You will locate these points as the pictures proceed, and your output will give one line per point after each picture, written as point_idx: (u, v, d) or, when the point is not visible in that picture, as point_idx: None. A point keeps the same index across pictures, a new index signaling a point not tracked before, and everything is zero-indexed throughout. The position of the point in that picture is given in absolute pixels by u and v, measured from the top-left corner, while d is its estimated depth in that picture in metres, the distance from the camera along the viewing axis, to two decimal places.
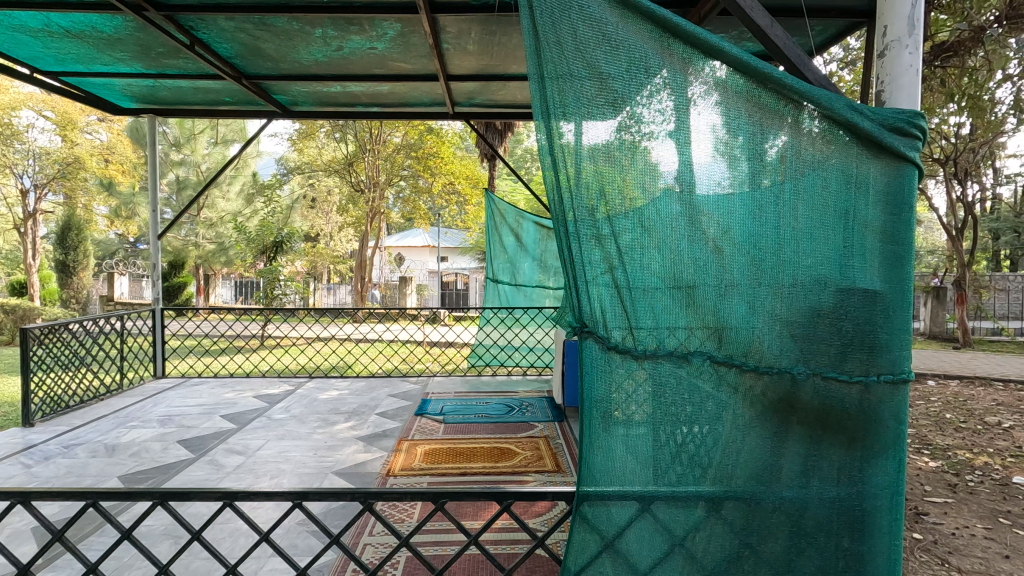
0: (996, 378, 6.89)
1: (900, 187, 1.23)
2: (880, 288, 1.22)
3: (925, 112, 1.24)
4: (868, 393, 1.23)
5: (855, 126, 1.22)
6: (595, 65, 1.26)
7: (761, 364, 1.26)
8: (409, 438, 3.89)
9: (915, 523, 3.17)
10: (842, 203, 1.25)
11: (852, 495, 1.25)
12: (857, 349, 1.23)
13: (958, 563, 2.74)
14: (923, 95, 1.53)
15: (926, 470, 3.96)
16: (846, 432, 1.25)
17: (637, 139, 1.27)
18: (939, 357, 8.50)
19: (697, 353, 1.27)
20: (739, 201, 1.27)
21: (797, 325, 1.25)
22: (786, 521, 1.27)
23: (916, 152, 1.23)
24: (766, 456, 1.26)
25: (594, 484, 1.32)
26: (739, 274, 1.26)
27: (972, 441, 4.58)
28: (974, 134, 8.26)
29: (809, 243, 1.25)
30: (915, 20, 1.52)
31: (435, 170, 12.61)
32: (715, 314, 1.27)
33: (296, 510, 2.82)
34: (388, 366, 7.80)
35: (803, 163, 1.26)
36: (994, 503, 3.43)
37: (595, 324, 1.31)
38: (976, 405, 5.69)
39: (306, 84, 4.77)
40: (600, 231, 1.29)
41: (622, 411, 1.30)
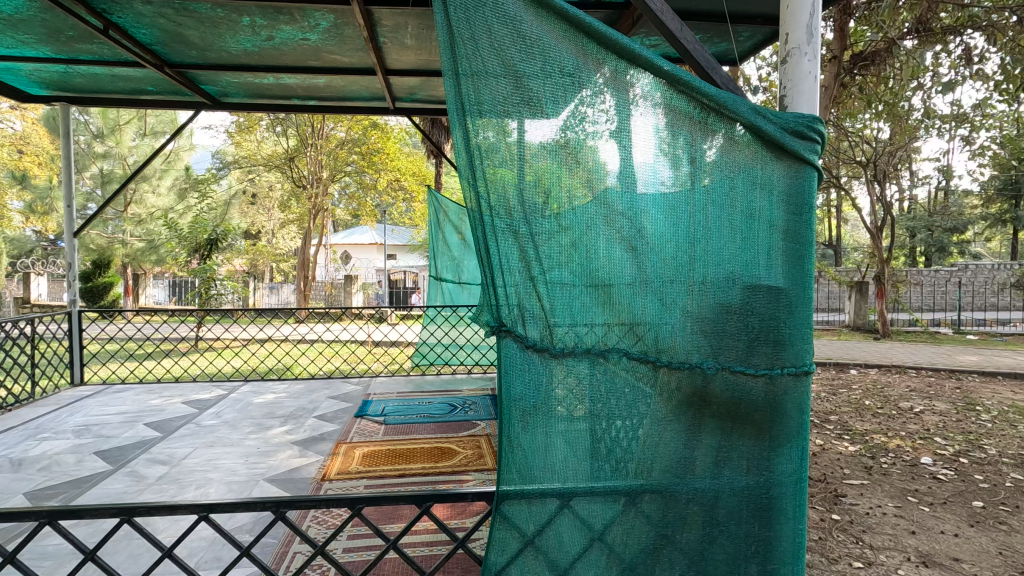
0: (910, 366, 7.42)
1: (800, 188, 1.30)
2: (783, 285, 1.29)
3: (821, 118, 1.32)
4: (773, 385, 1.29)
5: (760, 129, 1.28)
6: (510, 64, 1.25)
7: (675, 360, 1.29)
8: (347, 441, 3.80)
9: (835, 505, 3.36)
10: (748, 204, 1.30)
11: (759, 484, 1.31)
12: (761, 343, 1.29)
13: (870, 541, 2.93)
14: (822, 99, 1.61)
15: (845, 454, 4.21)
16: (754, 423, 1.30)
17: (569, 136, 1.28)
18: (862, 348, 9.04)
19: (614, 350, 1.30)
20: (654, 201, 1.30)
21: (707, 320, 1.30)
22: (699, 510, 1.31)
23: (815, 155, 1.31)
24: (681, 449, 1.30)
25: (515, 484, 1.29)
26: (653, 272, 1.30)
27: (887, 425, 4.91)
28: (893, 138, 8.84)
29: (718, 243, 1.30)
30: (812, 30, 1.61)
31: (380, 166, 12.47)
32: (630, 311, 1.30)
33: (204, 525, 2.67)
34: (330, 367, 7.60)
35: (713, 164, 1.31)
36: (904, 483, 3.69)
37: (514, 322, 1.28)
38: (892, 391, 6.11)
39: (237, 75, 4.56)
40: (517, 227, 1.27)
41: (541, 410, 1.29)
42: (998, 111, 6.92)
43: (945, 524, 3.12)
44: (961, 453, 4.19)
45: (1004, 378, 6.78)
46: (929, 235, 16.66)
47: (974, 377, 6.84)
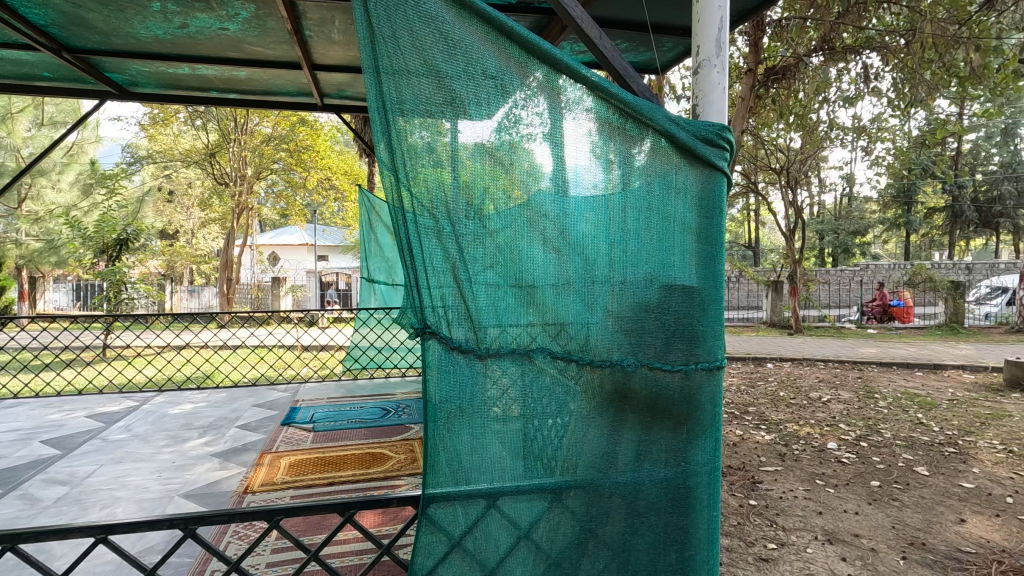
0: (819, 358, 8.01)
1: (710, 192, 1.40)
2: (696, 284, 1.38)
3: (728, 127, 1.43)
4: (689, 379, 1.37)
5: (673, 136, 1.36)
6: (433, 63, 1.24)
7: (597, 358, 1.34)
8: (273, 450, 3.64)
9: (753, 491, 3.58)
10: (664, 206, 1.38)
11: (677, 475, 1.38)
12: (677, 340, 1.37)
13: (783, 523, 3.14)
14: (730, 110, 1.72)
15: (762, 443, 4.49)
16: (672, 417, 1.38)
17: (494, 138, 1.29)
18: (778, 343, 9.67)
19: (539, 350, 1.32)
20: (576, 202, 1.34)
21: (627, 319, 1.36)
22: (622, 504, 1.36)
23: (723, 162, 1.41)
24: (605, 445, 1.35)
25: (441, 486, 1.27)
26: (576, 273, 1.33)
27: (798, 414, 5.28)
28: (803, 147, 9.53)
29: (637, 245, 1.37)
30: (721, 44, 1.71)
31: (309, 164, 12.07)
32: (555, 311, 1.33)
33: (103, 551, 2.46)
34: (255, 373, 7.25)
35: (632, 171, 1.38)
36: (813, 467, 3.98)
37: (439, 324, 1.27)
38: (803, 382, 6.59)
39: (148, 63, 4.26)
40: (441, 227, 1.26)
41: (467, 412, 1.28)
42: (892, 126, 7.61)
43: (847, 503, 3.40)
44: (862, 438, 4.57)
45: (898, 368, 7.46)
46: (836, 237, 18.08)
47: (874, 367, 7.48)
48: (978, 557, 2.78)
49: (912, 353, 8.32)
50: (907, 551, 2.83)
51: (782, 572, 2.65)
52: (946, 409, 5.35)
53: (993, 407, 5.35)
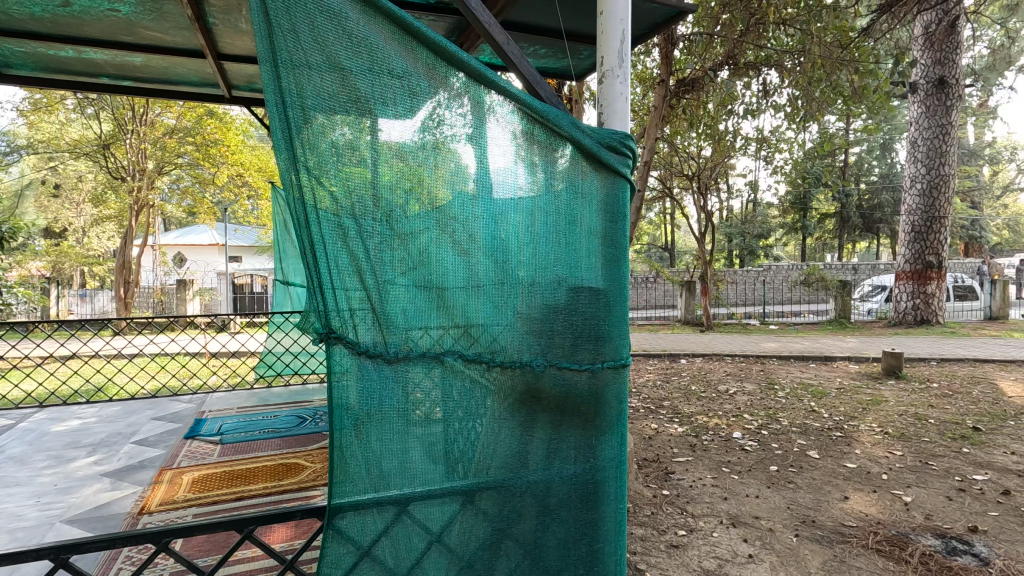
0: (727, 353, 8.54)
1: (615, 197, 1.49)
2: (601, 286, 1.46)
3: (630, 136, 1.52)
4: (595, 377, 1.44)
5: (580, 142, 1.43)
6: (335, 60, 1.20)
7: (507, 360, 1.37)
8: (174, 466, 3.39)
9: (666, 481, 3.75)
10: (572, 211, 1.45)
11: (586, 471, 1.43)
12: (584, 341, 1.44)
13: (692, 510, 3.33)
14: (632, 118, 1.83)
15: (675, 435, 4.72)
16: (581, 415, 1.43)
17: (403, 139, 1.28)
18: (691, 339, 10.23)
19: (449, 352, 1.32)
20: (485, 204, 1.36)
21: (537, 319, 1.40)
22: (533, 501, 1.39)
23: (626, 168, 1.50)
24: (517, 444, 1.38)
25: (347, 496, 1.23)
26: (486, 275, 1.35)
27: (707, 406, 5.61)
28: (713, 156, 10.13)
29: (546, 248, 1.41)
30: (623, 55, 1.81)
31: (218, 159, 11.34)
32: (464, 314, 1.34)
33: None
34: (156, 384, 6.70)
35: (542, 176, 1.43)
36: (720, 456, 4.23)
37: (345, 327, 1.23)
38: (713, 376, 7.01)
39: (22, 43, 3.82)
40: (347, 229, 1.23)
41: (374, 418, 1.25)
42: (789, 137, 8.25)
43: (749, 488, 3.66)
44: (763, 426, 4.93)
45: (795, 360, 8.11)
46: (742, 240, 19.36)
47: (774, 361, 8.08)
48: (859, 530, 3.08)
49: (807, 346, 9.07)
50: (800, 529, 3.09)
51: (691, 557, 2.80)
52: (834, 397, 5.89)
53: (872, 394, 5.95)
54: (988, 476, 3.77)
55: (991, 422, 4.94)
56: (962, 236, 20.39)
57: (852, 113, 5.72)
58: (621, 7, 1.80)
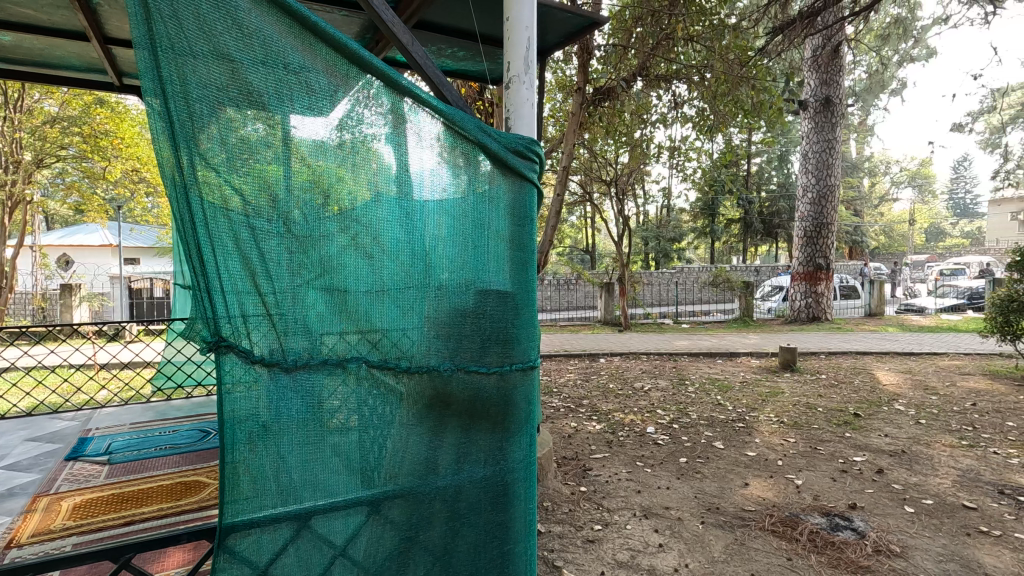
0: (642, 352, 8.92)
1: (521, 201, 1.54)
2: (509, 289, 1.50)
3: (536, 141, 1.57)
4: (503, 380, 1.47)
5: (486, 147, 1.47)
6: (223, 49, 1.13)
7: (414, 364, 1.35)
8: (50, 492, 3.04)
9: (584, 478, 3.86)
10: (478, 215, 1.48)
11: (495, 473, 1.45)
12: (493, 344, 1.46)
13: (607, 504, 3.44)
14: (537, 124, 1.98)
15: (593, 432, 4.87)
16: (490, 418, 1.45)
17: (303, 136, 1.23)
18: (611, 339, 10.59)
19: (353, 358, 1.28)
20: (390, 206, 1.34)
21: (444, 323, 1.40)
22: (443, 506, 1.38)
23: (533, 172, 1.56)
24: (425, 451, 1.36)
25: (241, 513, 1.15)
26: (391, 278, 1.34)
27: (624, 403, 5.84)
28: (629, 163, 10.59)
29: (453, 250, 1.43)
30: (529, 61, 1.93)
31: (110, 152, 10.38)
32: (369, 318, 1.31)
33: None
34: (32, 401, 5.99)
35: (449, 180, 1.44)
36: (635, 451, 4.41)
37: (238, 335, 1.15)
38: (629, 374, 7.30)
39: None
40: (240, 229, 1.15)
41: (270, 430, 1.18)
42: (697, 147, 8.78)
43: (660, 480, 3.83)
44: (674, 420, 5.20)
45: (703, 357, 8.62)
46: (657, 244, 20.32)
47: (685, 358, 8.54)
48: (757, 513, 3.32)
49: (715, 343, 9.66)
50: (705, 516, 3.28)
51: (606, 550, 2.89)
52: (738, 391, 6.31)
53: (770, 387, 6.43)
54: (865, 457, 4.19)
55: (868, 408, 5.51)
56: (846, 240, 22.59)
57: (751, 126, 6.17)
58: (525, 16, 1.92)
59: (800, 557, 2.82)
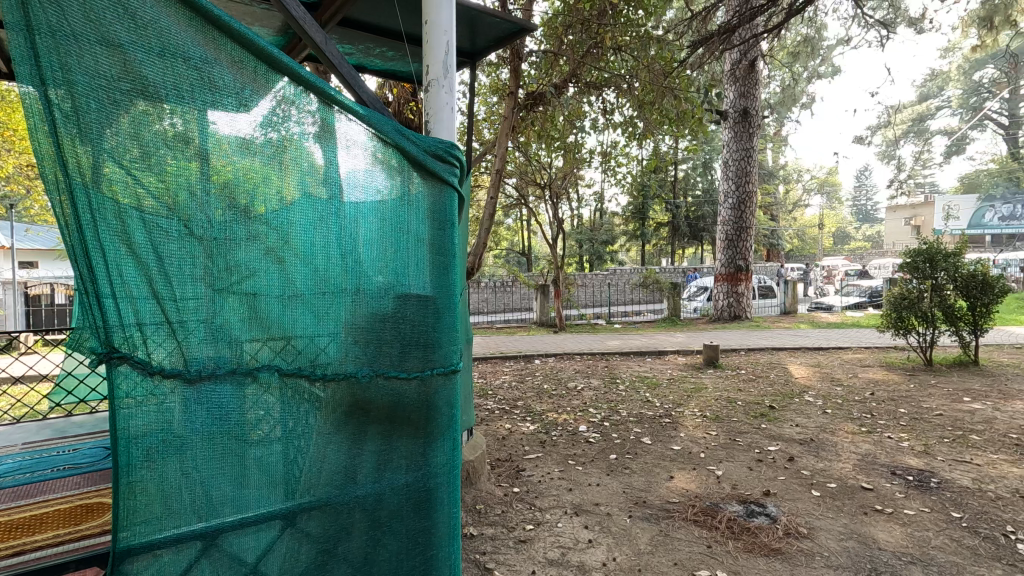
0: (576, 352, 9.09)
1: (441, 205, 1.54)
2: (429, 293, 1.49)
3: (456, 146, 1.58)
4: (424, 384, 1.46)
5: (404, 150, 1.46)
6: (114, 39, 1.06)
7: (330, 372, 1.32)
8: None
9: (517, 479, 3.89)
10: (398, 219, 1.47)
11: (417, 479, 1.44)
12: (414, 348, 1.45)
13: (539, 504, 3.49)
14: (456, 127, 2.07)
15: (527, 433, 4.92)
16: (411, 423, 1.44)
17: (207, 134, 1.17)
18: (545, 340, 10.75)
19: (263, 367, 1.23)
20: (303, 209, 1.30)
21: (362, 329, 1.37)
22: (363, 516, 1.35)
23: (453, 176, 1.57)
24: (344, 460, 1.33)
25: (139, 534, 1.08)
26: (304, 283, 1.30)
27: (558, 403, 5.94)
28: (563, 167, 10.80)
29: (370, 255, 1.41)
30: (448, 67, 2.03)
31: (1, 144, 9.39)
32: (281, 325, 1.26)
33: None
34: None
35: (367, 182, 1.42)
36: (567, 450, 4.50)
37: (132, 346, 1.08)
38: (563, 374, 7.43)
39: None
40: (134, 231, 1.09)
41: (171, 445, 1.11)
42: (627, 153, 9.08)
43: (591, 477, 3.93)
44: (605, 418, 5.35)
45: (634, 356, 8.91)
46: (591, 246, 20.84)
47: (617, 357, 8.81)
48: (680, 504, 3.47)
49: (645, 343, 10.01)
50: (632, 510, 3.39)
51: (537, 549, 2.93)
52: (665, 387, 6.57)
53: (695, 382, 6.75)
54: (779, 446, 4.48)
55: (782, 400, 5.90)
56: (764, 243, 24.10)
57: (676, 134, 6.46)
58: (444, 20, 2.03)
59: (719, 544, 2.97)
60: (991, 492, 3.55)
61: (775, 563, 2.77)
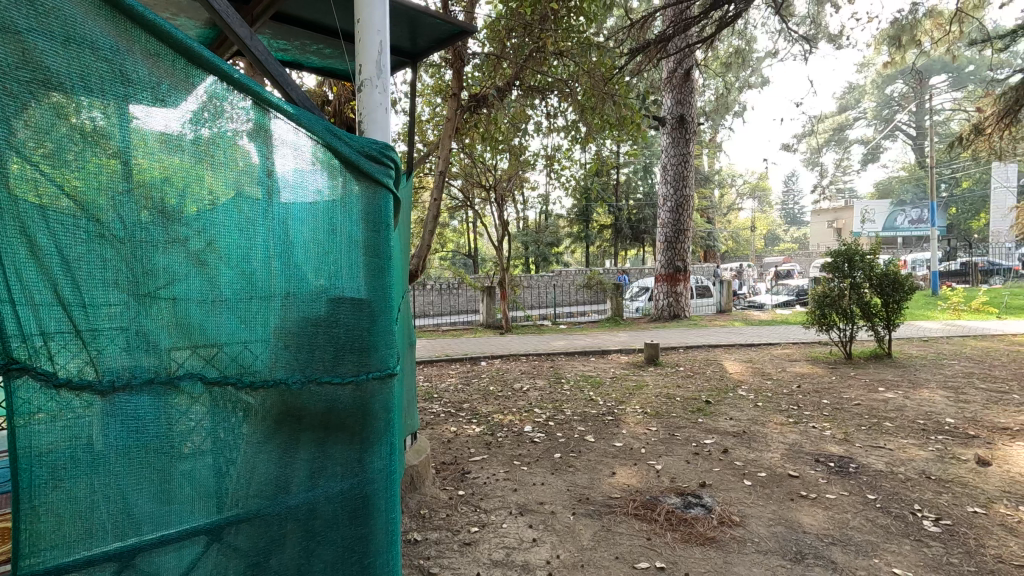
0: (521, 353, 9.14)
1: (377, 207, 1.53)
2: (364, 296, 1.47)
3: (391, 147, 1.57)
4: (360, 389, 1.44)
5: (336, 150, 1.45)
6: (12, 23, 0.97)
7: (259, 379, 1.27)
8: None
9: (462, 481, 3.88)
10: (331, 220, 1.44)
11: (354, 486, 1.42)
12: (349, 353, 1.43)
13: (484, 506, 3.49)
14: (390, 127, 2.06)
15: (472, 436, 4.90)
16: (347, 429, 1.41)
17: (122, 130, 1.11)
18: (491, 342, 10.75)
19: (184, 376, 1.17)
20: (229, 209, 1.24)
21: (292, 334, 1.33)
22: (295, 527, 1.31)
23: (388, 177, 1.56)
24: (275, 469, 1.28)
25: (45, 557, 1.00)
26: (229, 288, 1.24)
27: (503, 405, 5.95)
28: (507, 168, 10.85)
29: (301, 257, 1.37)
30: (381, 66, 2.02)
31: None
32: (203, 332, 1.21)
33: None
34: None
35: (297, 183, 1.38)
36: (512, 450, 4.52)
37: (35, 357, 1.00)
38: (509, 376, 7.45)
39: None
40: (39, 232, 1.01)
41: (83, 462, 1.03)
42: (569, 156, 9.23)
43: (536, 477, 3.97)
44: (550, 418, 5.42)
45: (578, 356, 9.06)
46: (537, 248, 21.07)
47: (562, 357, 8.92)
48: (622, 499, 3.56)
49: (589, 343, 10.19)
50: (576, 508, 3.44)
51: (482, 551, 2.93)
52: (607, 386, 6.72)
53: (636, 381, 6.94)
54: (714, 439, 4.68)
55: (717, 395, 6.16)
56: (701, 245, 25.12)
57: (616, 139, 6.62)
58: (377, 19, 2.01)
59: (658, 535, 3.07)
60: (902, 474, 3.86)
61: (710, 552, 2.89)
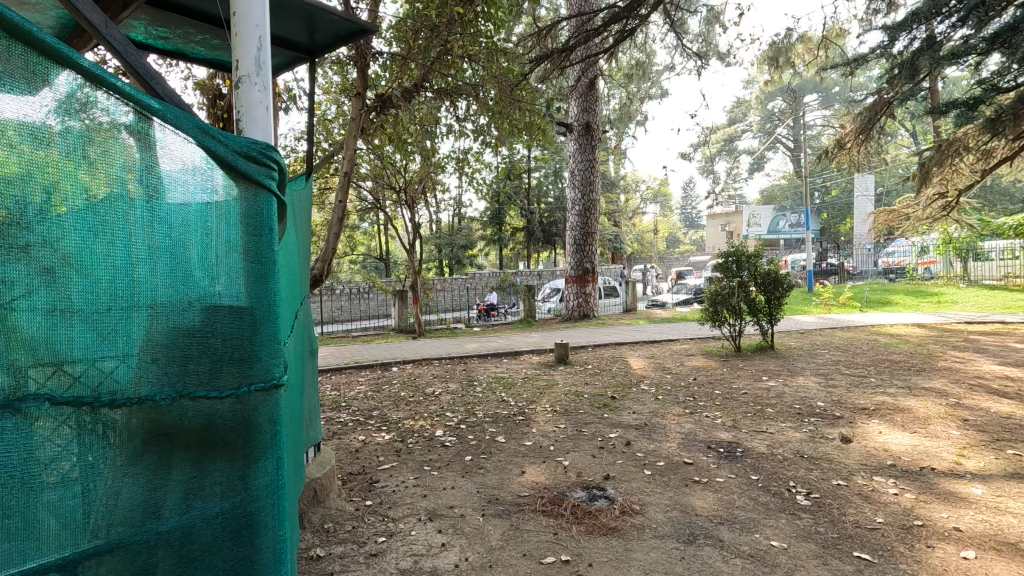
0: (434, 357, 9.06)
1: (258, 209, 1.47)
2: (243, 303, 1.39)
3: (271, 148, 1.51)
4: (240, 402, 1.36)
5: (210, 150, 1.36)
6: None
7: (119, 397, 1.15)
8: None
9: (369, 491, 3.77)
10: (204, 222, 1.34)
11: (235, 505, 1.34)
12: (227, 363, 1.35)
13: (392, 514, 3.42)
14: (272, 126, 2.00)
15: (381, 443, 4.79)
16: (228, 445, 1.33)
17: None
18: (403, 347, 10.55)
19: (29, 397, 1.02)
20: (82, 209, 1.11)
21: (160, 346, 1.22)
22: (168, 554, 1.22)
23: (269, 179, 1.50)
24: (142, 494, 1.19)
25: None
26: (82, 297, 1.10)
27: (414, 410, 5.87)
28: (417, 170, 10.69)
29: (169, 264, 1.26)
30: (260, 62, 1.94)
31: None
32: (52, 347, 1.06)
33: None
34: None
35: (165, 184, 1.27)
36: (422, 456, 4.47)
37: None
38: (420, 380, 7.36)
39: None
40: None
41: None
42: (478, 159, 9.29)
43: (445, 481, 3.95)
44: (461, 421, 5.42)
45: (491, 357, 9.13)
46: (450, 250, 20.96)
47: (474, 360, 8.94)
48: (530, 497, 3.64)
49: (501, 344, 10.30)
50: (485, 509, 3.47)
51: (388, 561, 2.87)
52: (519, 386, 6.84)
53: (546, 380, 7.12)
54: (618, 433, 4.90)
55: (621, 390, 6.46)
56: (609, 247, 26.23)
57: (524, 143, 6.76)
58: (255, 13, 1.92)
59: (564, 530, 3.16)
60: (780, 454, 4.26)
61: (613, 540, 3.03)
